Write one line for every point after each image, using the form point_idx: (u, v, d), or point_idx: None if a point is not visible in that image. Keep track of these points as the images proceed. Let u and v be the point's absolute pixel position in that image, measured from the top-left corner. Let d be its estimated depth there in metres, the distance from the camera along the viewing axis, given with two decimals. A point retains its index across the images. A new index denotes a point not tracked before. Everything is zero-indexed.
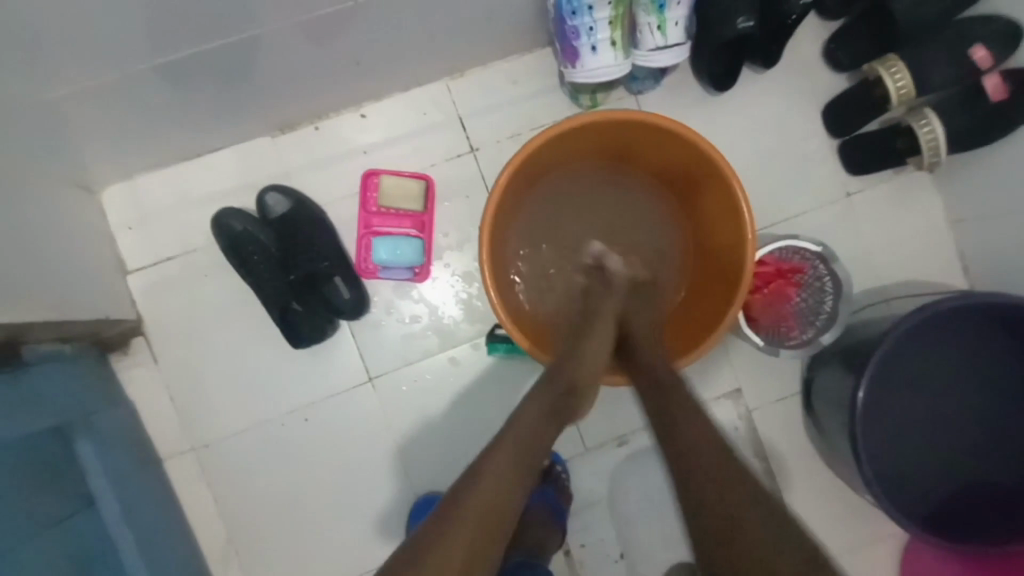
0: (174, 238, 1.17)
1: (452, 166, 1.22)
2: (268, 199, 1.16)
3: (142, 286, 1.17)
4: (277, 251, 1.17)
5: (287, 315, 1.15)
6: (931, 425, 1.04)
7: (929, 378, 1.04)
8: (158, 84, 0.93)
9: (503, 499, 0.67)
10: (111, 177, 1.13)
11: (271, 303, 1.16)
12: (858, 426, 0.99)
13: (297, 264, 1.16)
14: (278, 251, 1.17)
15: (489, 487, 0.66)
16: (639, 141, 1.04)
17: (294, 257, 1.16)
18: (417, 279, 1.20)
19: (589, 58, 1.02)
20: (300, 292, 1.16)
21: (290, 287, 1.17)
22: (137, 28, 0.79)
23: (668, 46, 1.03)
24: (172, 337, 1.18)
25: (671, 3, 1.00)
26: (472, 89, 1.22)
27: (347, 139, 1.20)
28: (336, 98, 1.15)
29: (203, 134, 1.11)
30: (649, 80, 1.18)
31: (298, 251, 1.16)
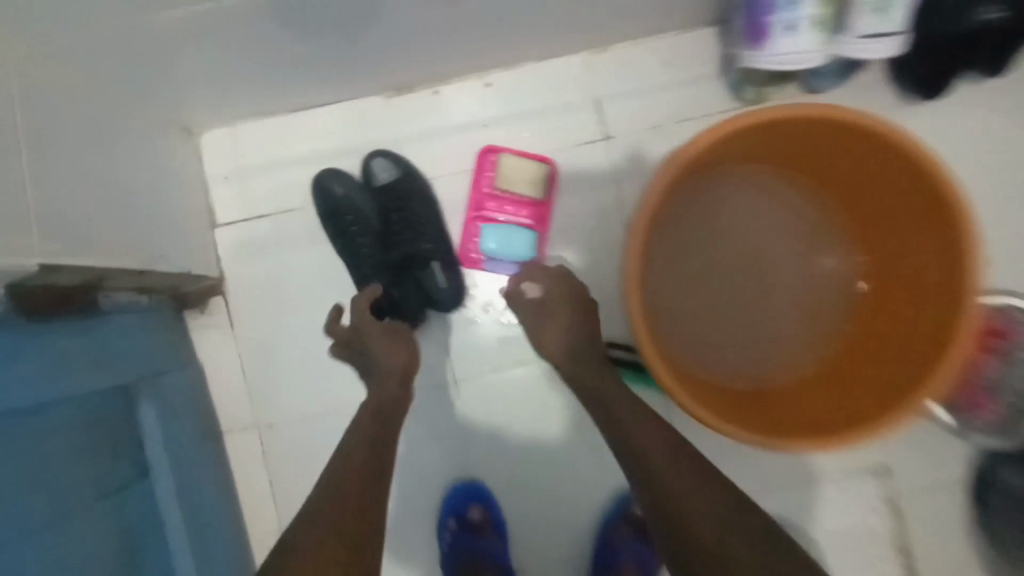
0: (268, 195, 1.07)
1: (580, 154, 1.06)
2: (372, 164, 1.03)
3: (227, 243, 1.08)
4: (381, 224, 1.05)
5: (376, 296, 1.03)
6: None
7: None
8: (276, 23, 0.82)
9: (371, 451, 0.69)
10: (212, 121, 1.03)
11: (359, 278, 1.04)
12: None
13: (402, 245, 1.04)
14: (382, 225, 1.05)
15: (357, 442, 0.70)
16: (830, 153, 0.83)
17: (393, 233, 1.03)
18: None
19: (781, 38, 0.82)
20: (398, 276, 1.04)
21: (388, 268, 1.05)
22: None
23: (883, 35, 0.82)
24: (250, 303, 1.08)
25: None
26: (615, 68, 1.05)
27: (466, 109, 1.05)
28: (464, 61, 1.01)
29: (315, 84, 0.99)
30: (834, 75, 0.96)
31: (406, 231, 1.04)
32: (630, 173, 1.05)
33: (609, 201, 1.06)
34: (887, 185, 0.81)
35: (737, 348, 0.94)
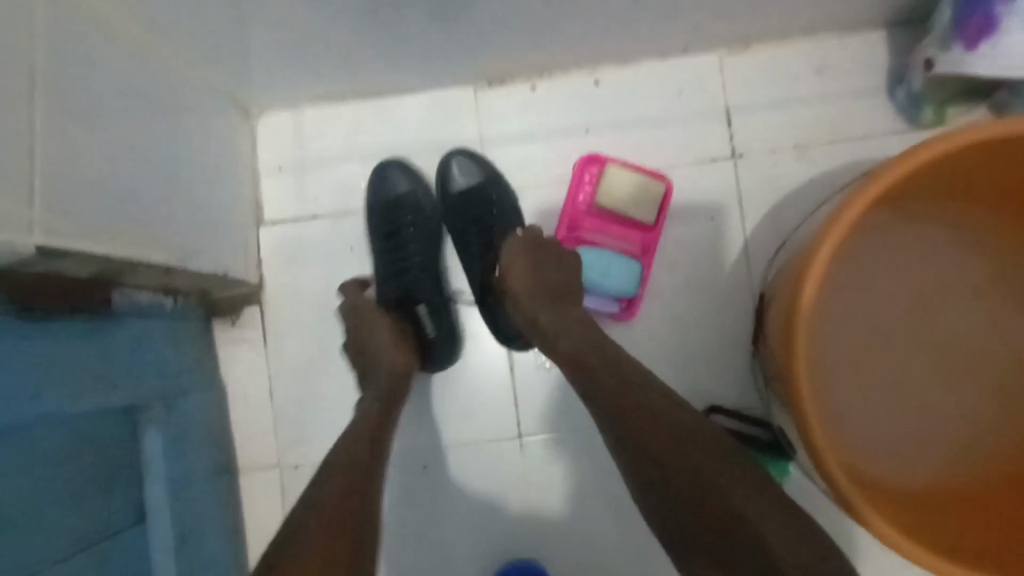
0: (325, 193, 0.91)
1: (701, 173, 0.87)
2: (452, 165, 0.87)
3: (273, 243, 0.92)
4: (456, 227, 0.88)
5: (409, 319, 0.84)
6: None
7: None
8: None
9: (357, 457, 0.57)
10: (273, 101, 0.89)
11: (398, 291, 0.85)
12: None
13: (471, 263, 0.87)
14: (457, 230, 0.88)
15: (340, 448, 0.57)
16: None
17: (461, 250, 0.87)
18: (620, 314, 0.86)
19: (1017, 34, 0.63)
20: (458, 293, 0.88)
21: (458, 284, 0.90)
22: None
23: None
24: (290, 316, 0.91)
25: None
26: (753, 73, 0.87)
27: (568, 110, 0.89)
28: (574, 52, 0.84)
29: (398, 66, 0.84)
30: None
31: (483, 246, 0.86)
32: (761, 201, 0.86)
33: (732, 232, 0.87)
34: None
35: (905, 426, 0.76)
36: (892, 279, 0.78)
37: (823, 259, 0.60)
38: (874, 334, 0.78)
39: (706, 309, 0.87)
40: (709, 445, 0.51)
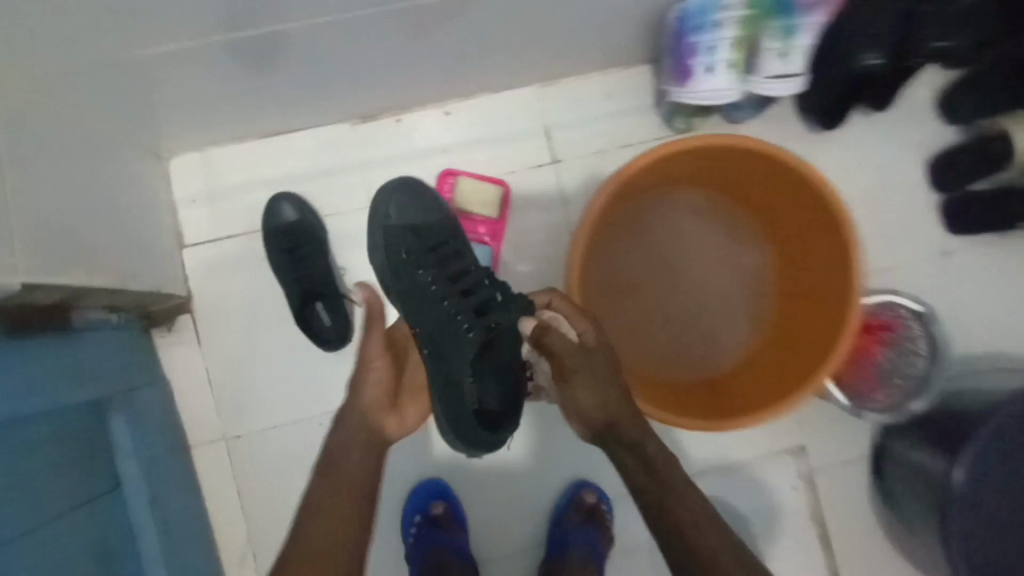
0: (236, 216, 1.12)
1: (532, 176, 1.16)
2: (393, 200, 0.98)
3: (196, 262, 1.12)
4: (431, 258, 0.93)
5: (311, 318, 1.09)
6: None
7: None
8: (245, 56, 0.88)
9: (361, 474, 0.79)
10: (182, 146, 1.08)
11: (302, 298, 1.08)
12: (958, 511, 0.91)
13: (469, 284, 0.88)
14: (434, 259, 0.92)
15: (353, 463, 0.79)
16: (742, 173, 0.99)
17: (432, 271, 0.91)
18: None
19: (703, 79, 0.96)
20: (458, 320, 0.83)
21: (438, 323, 0.85)
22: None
23: (789, 75, 0.96)
24: (218, 319, 1.12)
25: (800, 31, 0.93)
26: (562, 100, 1.17)
27: (426, 135, 1.15)
28: (425, 92, 1.10)
29: (283, 111, 1.06)
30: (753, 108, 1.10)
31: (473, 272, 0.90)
32: (577, 195, 1.17)
33: (559, 219, 1.17)
34: (787, 199, 0.97)
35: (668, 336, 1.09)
36: (659, 238, 1.09)
37: (580, 240, 0.92)
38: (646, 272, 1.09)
39: (546, 278, 1.17)
40: (685, 495, 0.75)
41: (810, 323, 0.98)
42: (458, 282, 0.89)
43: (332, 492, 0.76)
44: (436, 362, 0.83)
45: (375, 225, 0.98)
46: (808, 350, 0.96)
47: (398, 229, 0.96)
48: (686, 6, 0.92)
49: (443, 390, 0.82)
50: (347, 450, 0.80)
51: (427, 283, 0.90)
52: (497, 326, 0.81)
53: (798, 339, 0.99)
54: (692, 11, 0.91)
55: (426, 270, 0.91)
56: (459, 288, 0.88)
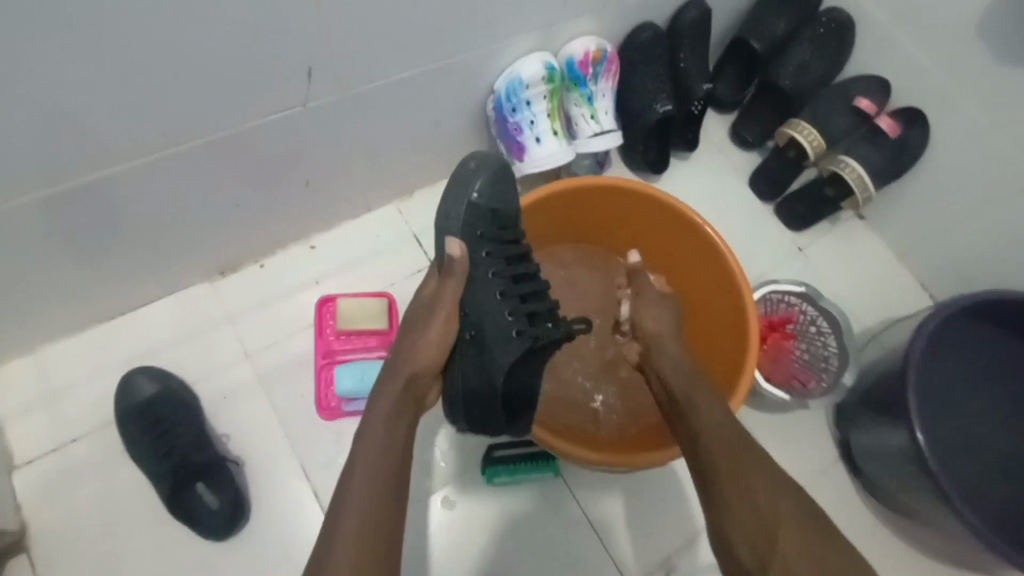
0: (82, 414, 0.96)
1: (413, 282, 1.15)
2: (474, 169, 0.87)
3: (34, 485, 0.91)
4: (502, 244, 0.86)
5: (191, 502, 0.90)
6: (978, 448, 0.99)
7: (958, 399, 1.01)
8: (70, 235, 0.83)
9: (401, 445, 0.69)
10: (6, 352, 0.94)
11: (175, 480, 0.90)
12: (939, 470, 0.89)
13: (530, 286, 0.85)
14: (505, 247, 0.86)
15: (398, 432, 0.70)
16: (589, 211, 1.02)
17: (508, 272, 0.84)
18: None
19: (535, 149, 1.06)
20: (507, 315, 0.81)
21: (488, 310, 0.81)
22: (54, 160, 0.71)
23: (605, 132, 1.10)
24: (69, 548, 0.89)
25: (598, 96, 1.08)
26: (424, 207, 1.21)
27: (295, 273, 1.10)
28: (284, 232, 1.08)
29: (127, 287, 0.98)
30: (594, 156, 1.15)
31: (531, 273, 0.87)
32: None
33: None
34: (637, 217, 1.02)
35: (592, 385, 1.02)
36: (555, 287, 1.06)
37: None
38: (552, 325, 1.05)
39: None
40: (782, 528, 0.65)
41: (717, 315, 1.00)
42: (517, 278, 0.85)
43: (379, 458, 0.66)
44: (477, 358, 0.79)
45: (454, 192, 0.87)
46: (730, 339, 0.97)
47: (482, 208, 0.85)
48: (498, 92, 1.02)
49: (479, 380, 0.79)
50: (389, 420, 0.70)
51: (483, 266, 0.84)
52: (545, 338, 0.81)
53: (717, 339, 1.00)
54: (503, 96, 1.02)
55: (492, 255, 0.85)
56: (512, 281, 0.85)
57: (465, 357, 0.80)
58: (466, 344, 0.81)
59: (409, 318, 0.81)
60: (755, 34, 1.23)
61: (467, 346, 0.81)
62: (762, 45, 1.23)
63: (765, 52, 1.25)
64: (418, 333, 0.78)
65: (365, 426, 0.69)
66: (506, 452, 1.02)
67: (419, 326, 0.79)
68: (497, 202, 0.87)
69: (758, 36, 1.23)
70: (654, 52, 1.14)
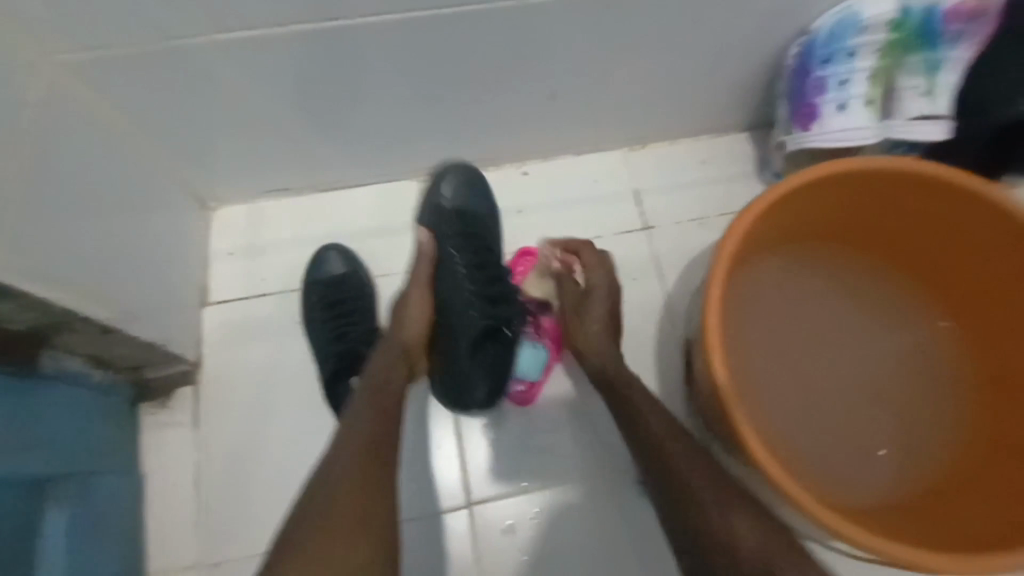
0: (273, 274, 0.95)
1: (618, 242, 0.99)
2: (442, 184, 0.92)
3: (217, 325, 0.92)
4: (469, 238, 0.88)
5: (345, 397, 0.85)
6: None
7: None
8: (318, 86, 0.78)
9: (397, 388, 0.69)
10: (228, 192, 0.96)
11: (334, 369, 0.86)
12: None
13: (490, 271, 0.86)
14: (470, 242, 0.87)
15: (393, 363, 0.73)
16: (871, 222, 0.79)
17: (476, 257, 0.86)
18: (519, 396, 0.90)
19: (833, 117, 0.82)
20: (471, 301, 0.84)
21: (453, 295, 0.84)
22: None
23: (936, 118, 0.82)
24: (227, 396, 0.89)
25: (947, 66, 0.80)
26: (654, 163, 1.03)
27: (501, 195, 1.00)
28: (502, 147, 0.97)
29: (344, 163, 0.94)
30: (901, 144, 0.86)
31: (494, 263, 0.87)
32: (675, 268, 0.98)
33: (654, 295, 0.96)
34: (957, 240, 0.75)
35: (825, 430, 0.82)
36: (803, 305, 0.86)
37: (715, 329, 0.65)
38: (796, 345, 0.85)
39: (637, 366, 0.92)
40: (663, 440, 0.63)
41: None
42: (482, 267, 0.86)
43: (378, 378, 0.69)
44: (446, 335, 0.84)
45: (428, 205, 0.92)
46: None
47: (448, 214, 0.89)
48: (813, 34, 0.80)
49: (450, 353, 0.83)
50: (390, 362, 0.73)
51: (451, 258, 0.86)
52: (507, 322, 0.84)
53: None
54: (820, 38, 0.80)
55: (458, 248, 0.87)
56: (480, 272, 0.86)
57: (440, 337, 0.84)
58: (439, 327, 0.84)
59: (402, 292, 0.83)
60: None
61: (438, 329, 0.84)
62: None
63: None
64: (403, 301, 0.81)
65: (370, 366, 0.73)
66: None
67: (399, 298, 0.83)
68: (466, 207, 0.91)
69: None
70: None
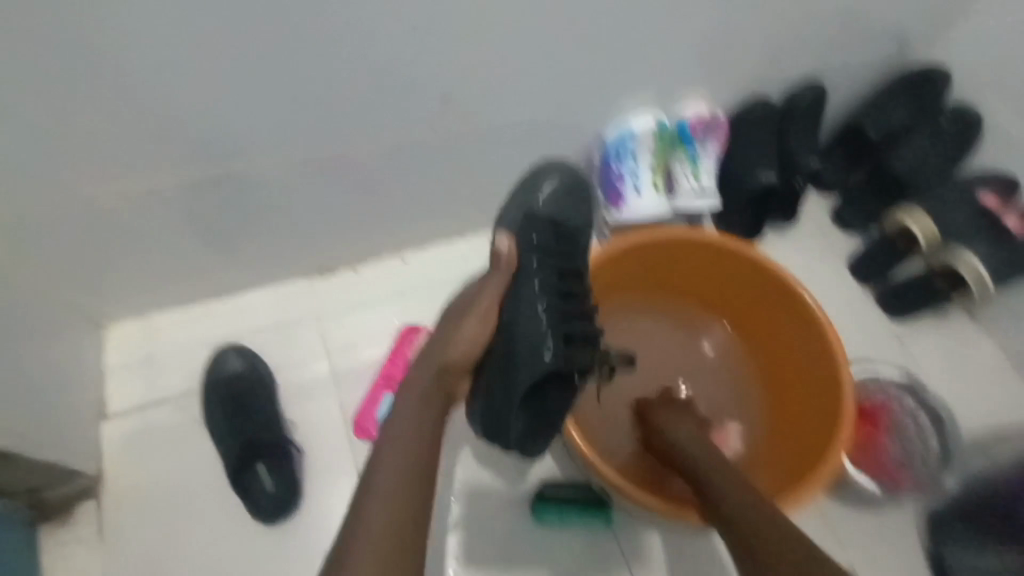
0: (173, 381, 1.02)
1: None
2: (540, 185, 0.88)
3: (118, 437, 0.97)
4: (559, 247, 0.86)
5: (251, 484, 0.93)
6: None
7: None
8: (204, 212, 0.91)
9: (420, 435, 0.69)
10: (124, 310, 1.02)
11: (237, 460, 0.93)
12: None
13: (572, 291, 0.84)
14: (552, 258, 0.85)
15: (417, 409, 0.71)
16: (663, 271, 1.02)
17: (569, 271, 0.85)
18: None
19: (633, 199, 1.07)
20: (543, 328, 0.80)
21: (559, 315, 0.81)
22: (208, 138, 0.79)
23: (705, 193, 1.10)
24: (131, 505, 0.93)
25: (703, 157, 1.10)
26: None
27: (383, 283, 1.12)
28: (379, 244, 1.11)
29: (236, 272, 1.04)
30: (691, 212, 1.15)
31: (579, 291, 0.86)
32: None
33: None
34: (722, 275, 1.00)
35: None
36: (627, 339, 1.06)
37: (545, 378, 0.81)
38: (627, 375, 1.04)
39: None
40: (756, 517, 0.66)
41: (800, 364, 0.96)
42: (566, 292, 0.84)
43: (406, 431, 0.68)
44: (500, 364, 0.79)
45: (518, 203, 0.87)
46: (818, 379, 0.93)
47: (543, 218, 0.85)
48: (606, 141, 1.06)
49: (500, 391, 0.79)
50: (417, 403, 0.71)
51: (533, 271, 0.82)
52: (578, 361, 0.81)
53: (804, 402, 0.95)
54: (611, 144, 1.06)
55: (539, 260, 0.83)
56: (562, 296, 0.83)
57: (491, 365, 0.80)
58: (494, 354, 0.80)
59: (453, 312, 0.80)
60: (871, 121, 1.16)
61: (494, 360, 0.80)
62: (878, 133, 1.16)
63: (881, 140, 1.17)
64: (452, 327, 0.78)
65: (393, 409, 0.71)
66: (557, 493, 0.98)
67: (442, 323, 0.80)
68: (560, 213, 0.87)
69: (875, 123, 1.16)
70: (764, 123, 1.13)
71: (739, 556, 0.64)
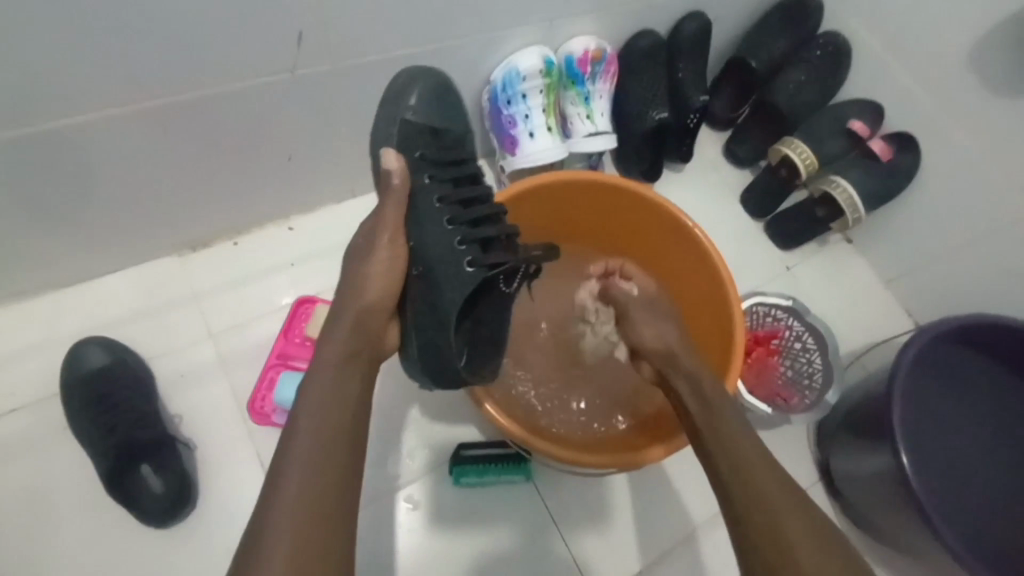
0: (25, 386, 0.89)
1: None
2: (410, 94, 0.81)
3: None
4: (449, 156, 0.80)
5: (133, 488, 0.84)
6: (961, 473, 0.93)
7: (943, 433, 0.95)
8: (25, 190, 0.77)
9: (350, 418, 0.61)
10: None
11: (113, 464, 0.85)
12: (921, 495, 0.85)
13: (474, 195, 0.78)
14: (447, 170, 0.79)
15: (344, 380, 0.63)
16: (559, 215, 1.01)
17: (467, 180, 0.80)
18: None
19: (528, 144, 1.03)
20: (455, 240, 0.74)
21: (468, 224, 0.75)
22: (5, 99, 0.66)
23: (600, 133, 1.08)
24: None
25: (595, 96, 1.08)
26: None
27: (269, 252, 1.02)
28: (257, 211, 1.00)
29: (87, 256, 0.91)
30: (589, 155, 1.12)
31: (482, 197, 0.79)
32: None
33: None
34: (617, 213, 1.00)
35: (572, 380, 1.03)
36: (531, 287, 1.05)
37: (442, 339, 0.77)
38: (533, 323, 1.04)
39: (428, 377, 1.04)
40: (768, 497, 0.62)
41: (694, 293, 0.99)
42: (467, 202, 0.78)
43: (331, 408, 0.60)
44: (425, 290, 0.73)
45: (389, 115, 0.80)
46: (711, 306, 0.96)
47: (420, 129, 0.80)
48: (494, 84, 1.00)
49: (432, 318, 0.72)
50: (338, 374, 0.63)
51: (427, 189, 0.76)
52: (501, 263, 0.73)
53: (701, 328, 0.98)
54: (499, 86, 1.00)
55: (432, 175, 0.77)
56: (463, 205, 0.77)
57: (418, 292, 0.73)
58: (416, 281, 0.74)
59: (355, 249, 0.73)
60: (752, 54, 1.19)
61: (416, 284, 0.74)
62: (759, 65, 1.19)
63: (763, 72, 1.20)
64: (357, 266, 0.71)
65: (313, 376, 0.62)
66: (476, 452, 0.97)
67: (351, 262, 0.72)
68: (433, 119, 0.82)
69: (755, 55, 1.19)
70: (652, 59, 1.12)
71: (739, 540, 0.61)
